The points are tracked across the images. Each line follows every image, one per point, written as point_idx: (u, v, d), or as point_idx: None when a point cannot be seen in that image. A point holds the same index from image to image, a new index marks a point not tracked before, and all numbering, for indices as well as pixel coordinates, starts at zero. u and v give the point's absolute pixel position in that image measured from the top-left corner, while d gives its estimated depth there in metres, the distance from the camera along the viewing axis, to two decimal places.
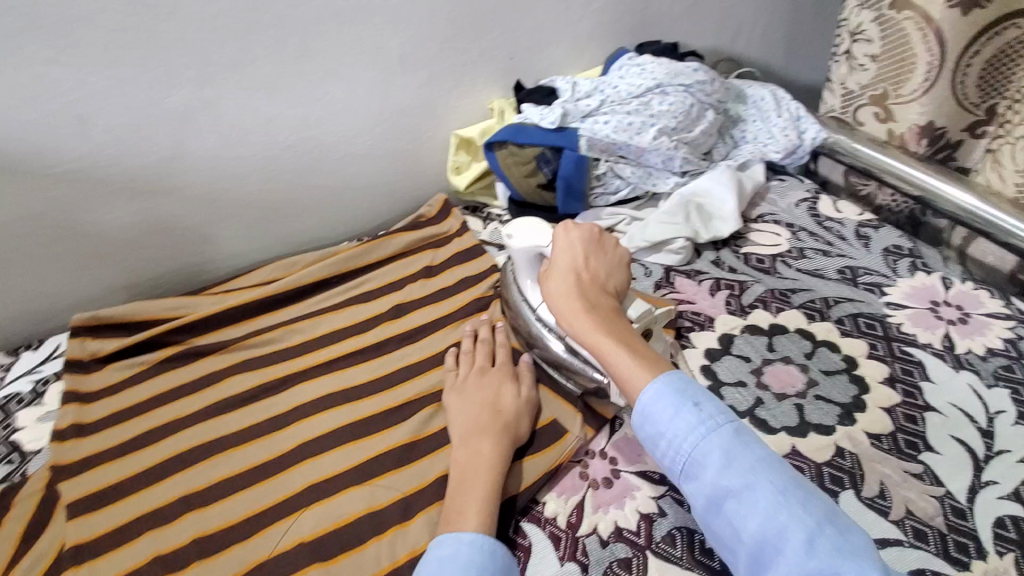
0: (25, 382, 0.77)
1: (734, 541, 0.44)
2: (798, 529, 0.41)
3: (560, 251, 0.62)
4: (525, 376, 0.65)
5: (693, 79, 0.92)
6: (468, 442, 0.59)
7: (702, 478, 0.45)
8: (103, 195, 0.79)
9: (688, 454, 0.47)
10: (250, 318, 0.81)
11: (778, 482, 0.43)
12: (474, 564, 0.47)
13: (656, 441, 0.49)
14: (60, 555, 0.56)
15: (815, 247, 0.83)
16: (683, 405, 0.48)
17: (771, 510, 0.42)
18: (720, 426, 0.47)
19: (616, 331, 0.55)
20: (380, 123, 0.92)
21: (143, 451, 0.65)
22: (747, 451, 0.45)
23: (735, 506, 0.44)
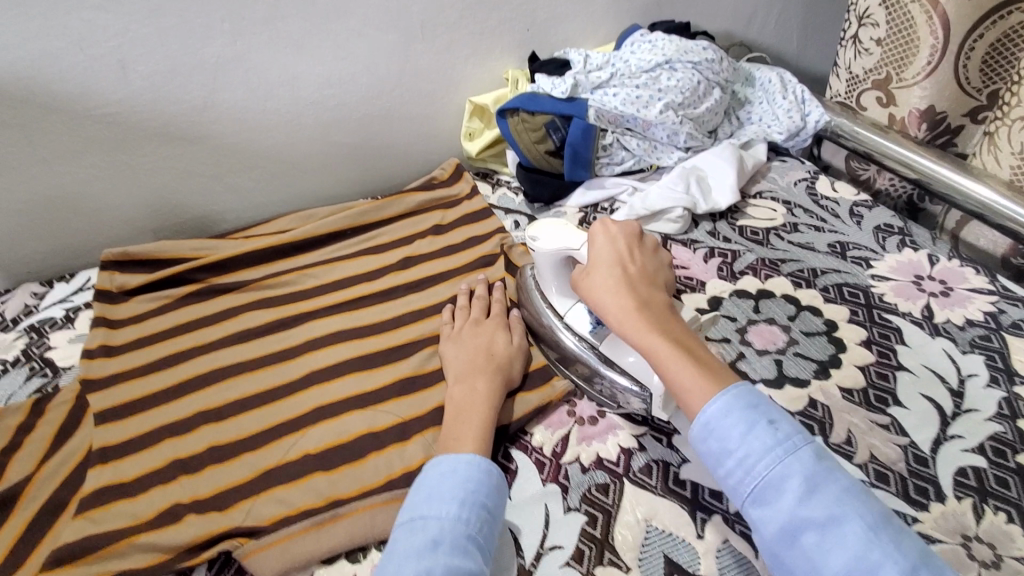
0: (57, 308, 0.82)
1: None
2: (892, 569, 0.38)
3: (600, 247, 0.60)
4: (517, 326, 0.69)
5: (701, 56, 0.95)
6: (464, 380, 0.62)
7: (779, 505, 0.42)
8: (136, 139, 0.84)
9: (763, 477, 0.43)
10: (268, 262, 0.86)
11: (867, 517, 0.40)
12: (472, 479, 0.49)
13: (720, 459, 0.45)
14: (89, 454, 0.61)
15: (809, 222, 0.87)
16: (758, 423, 0.45)
17: (862, 548, 0.39)
18: (799, 447, 0.44)
19: (671, 331, 0.52)
20: (398, 85, 0.96)
21: (165, 372, 0.70)
22: (830, 480, 0.42)
23: (818, 540, 0.40)
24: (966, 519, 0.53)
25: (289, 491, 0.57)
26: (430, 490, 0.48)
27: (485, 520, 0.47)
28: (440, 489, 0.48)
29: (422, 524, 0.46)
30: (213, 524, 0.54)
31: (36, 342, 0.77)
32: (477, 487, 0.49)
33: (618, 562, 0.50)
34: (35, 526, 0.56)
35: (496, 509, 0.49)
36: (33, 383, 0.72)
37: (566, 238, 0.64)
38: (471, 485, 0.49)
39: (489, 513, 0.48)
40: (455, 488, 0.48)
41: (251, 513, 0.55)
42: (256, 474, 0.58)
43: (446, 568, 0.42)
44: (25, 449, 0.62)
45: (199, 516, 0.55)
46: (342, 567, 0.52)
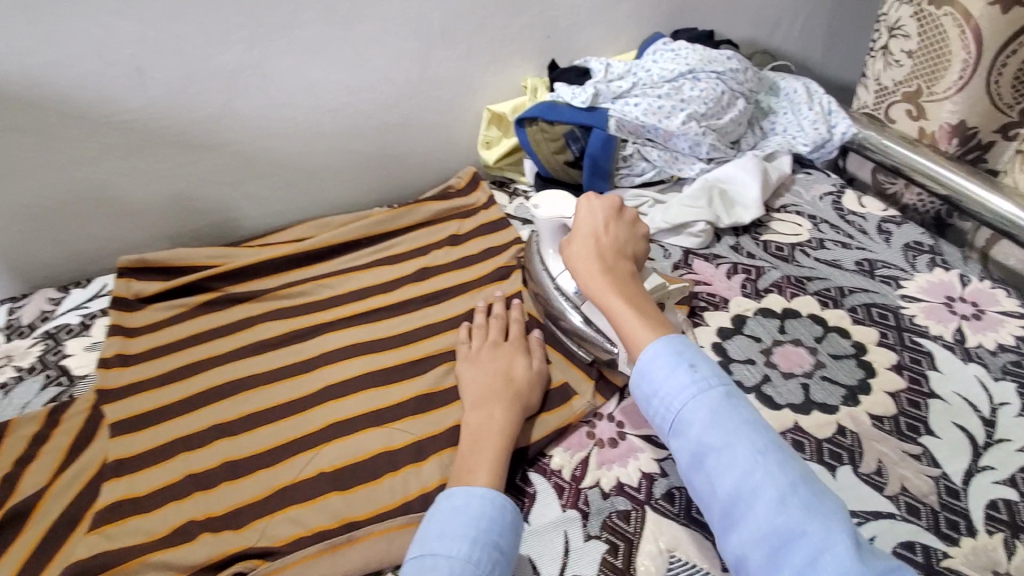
0: (73, 315, 0.82)
1: (710, 497, 0.44)
2: (771, 488, 0.41)
3: (581, 218, 0.62)
4: (537, 350, 0.67)
5: (726, 66, 0.93)
6: (481, 406, 0.60)
7: (688, 435, 0.45)
8: (154, 146, 0.84)
9: (677, 412, 0.47)
10: (284, 271, 0.85)
11: (760, 444, 0.43)
12: (485, 517, 0.48)
13: (649, 399, 0.49)
14: (103, 467, 0.61)
15: (835, 238, 0.84)
16: (679, 365, 0.48)
17: (749, 469, 0.42)
18: (711, 385, 0.46)
19: (631, 296, 0.55)
20: (417, 93, 0.95)
21: (180, 383, 0.69)
22: (734, 412, 0.45)
23: (715, 465, 0.43)
24: (997, 556, 0.50)
25: (303, 511, 0.56)
26: (443, 525, 0.48)
27: (497, 561, 0.46)
28: (452, 526, 0.48)
29: (431, 562, 0.45)
30: (226, 545, 0.53)
31: (52, 349, 0.77)
32: (489, 525, 0.48)
33: None
34: (48, 542, 0.55)
35: (509, 548, 0.48)
36: (49, 391, 0.72)
37: (563, 207, 0.68)
38: (484, 522, 0.48)
39: (501, 552, 0.47)
40: (467, 525, 0.47)
41: (266, 533, 0.54)
42: (271, 491, 0.57)
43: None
44: (40, 460, 0.62)
45: (212, 535, 0.54)
46: None
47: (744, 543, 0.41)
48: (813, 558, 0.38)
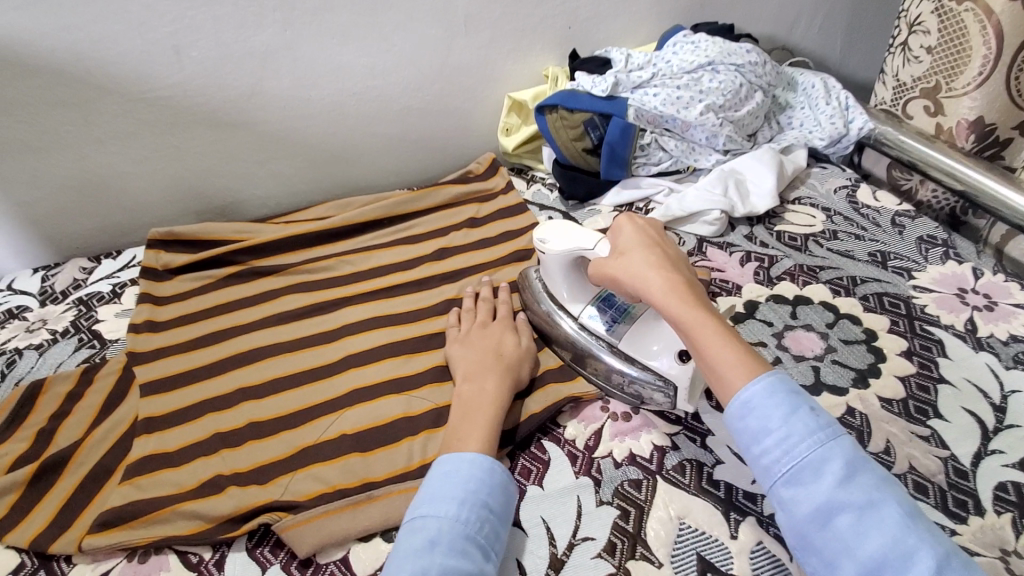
0: (104, 283, 0.85)
1: (841, 559, 0.39)
2: (925, 554, 0.37)
3: (631, 234, 0.58)
4: (524, 329, 0.69)
5: (744, 59, 0.94)
6: (472, 378, 0.61)
7: (818, 486, 0.41)
8: (185, 123, 0.86)
9: (802, 457, 0.42)
10: (306, 248, 0.87)
11: (901, 504, 0.40)
12: (474, 479, 0.49)
13: (757, 437, 0.43)
14: (134, 425, 0.63)
15: (849, 230, 0.86)
16: (802, 408, 0.43)
17: (896, 530, 0.38)
18: (840, 436, 0.42)
19: (708, 306, 0.51)
20: (439, 79, 0.97)
21: (209, 348, 0.72)
22: (867, 469, 0.41)
23: (854, 521, 0.39)
24: (1004, 534, 0.52)
25: (326, 469, 0.58)
26: (434, 489, 0.49)
27: (486, 520, 0.48)
28: (442, 489, 0.49)
29: (422, 524, 0.46)
30: (251, 498, 0.55)
31: (84, 314, 0.80)
32: (478, 487, 0.49)
33: (650, 557, 0.50)
34: (82, 491, 0.57)
35: (500, 508, 0.49)
36: (82, 352, 0.74)
37: (577, 239, 0.64)
38: (472, 484, 0.49)
39: (490, 512, 0.48)
40: (456, 488, 0.48)
41: (289, 489, 0.56)
42: (294, 450, 0.60)
43: (441, 569, 0.42)
44: (74, 416, 0.65)
45: (239, 489, 0.56)
46: (378, 546, 0.53)
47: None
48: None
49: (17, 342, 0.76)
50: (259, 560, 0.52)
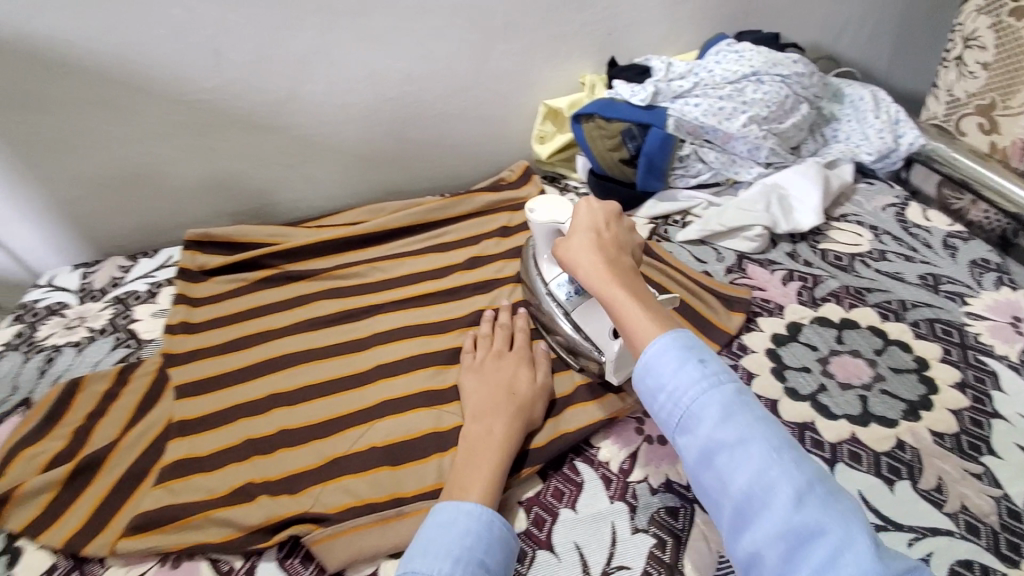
0: (142, 282, 0.86)
1: (718, 498, 0.37)
2: (789, 487, 0.34)
3: (582, 216, 0.56)
4: (542, 362, 0.65)
5: (791, 69, 0.91)
6: (481, 421, 0.58)
7: (696, 432, 0.38)
8: (223, 126, 0.87)
9: (683, 405, 0.39)
10: (339, 253, 0.87)
11: (776, 440, 0.37)
12: (471, 533, 0.46)
13: (652, 394, 0.41)
14: (167, 427, 0.63)
15: (898, 250, 0.82)
16: (685, 355, 0.40)
17: (764, 465, 0.35)
18: (721, 377, 0.39)
19: (633, 285, 0.48)
20: (475, 85, 0.96)
21: (243, 352, 0.72)
22: (746, 406, 0.38)
23: (727, 461, 0.36)
24: None
25: (357, 481, 0.57)
26: (427, 541, 0.46)
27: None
28: (435, 543, 0.45)
29: None
30: (282, 508, 0.55)
31: (121, 313, 0.81)
32: (474, 542, 0.45)
33: None
34: (116, 494, 0.58)
35: (498, 567, 0.45)
36: (118, 351, 0.75)
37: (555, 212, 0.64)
38: (468, 540, 0.46)
39: (487, 571, 0.44)
40: (450, 543, 0.45)
41: (320, 500, 0.56)
42: (324, 461, 0.59)
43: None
44: (110, 416, 0.65)
45: (269, 498, 0.56)
46: None
47: (758, 545, 0.34)
48: (831, 561, 0.31)
49: (56, 338, 0.78)
50: (289, 571, 0.52)
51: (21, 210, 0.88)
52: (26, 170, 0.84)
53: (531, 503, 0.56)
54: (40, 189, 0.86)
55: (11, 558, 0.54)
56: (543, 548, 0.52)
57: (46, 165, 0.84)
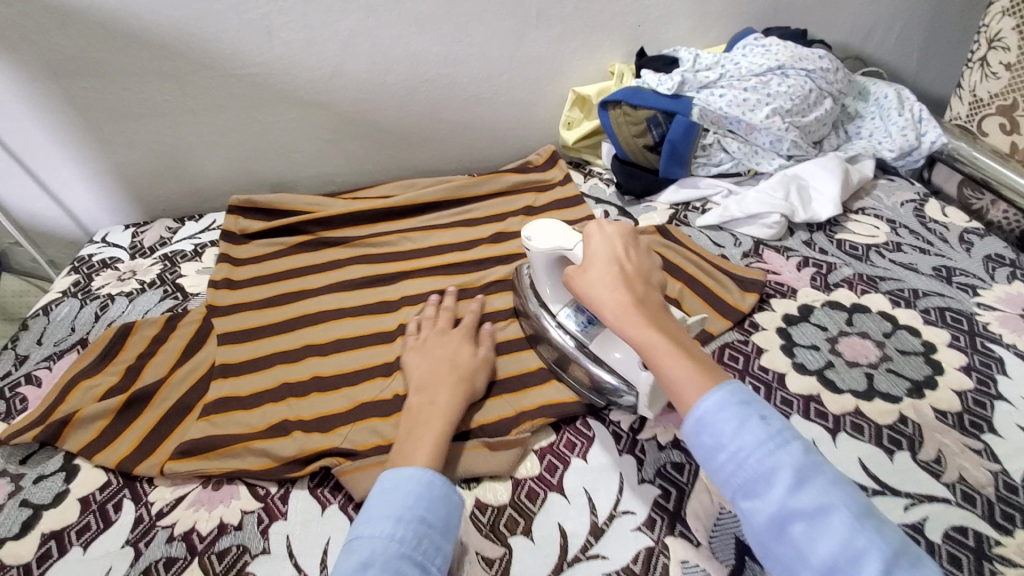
0: (187, 243, 0.92)
1: (796, 568, 0.38)
2: (875, 558, 0.36)
3: (595, 247, 0.57)
4: (485, 340, 0.67)
5: (816, 65, 0.93)
6: (424, 390, 0.60)
7: (770, 498, 0.39)
8: (269, 99, 0.92)
9: (754, 470, 0.40)
10: (372, 223, 0.92)
11: (851, 506, 0.39)
12: (413, 493, 0.48)
13: (712, 452, 0.42)
14: (211, 369, 0.69)
15: (913, 243, 0.84)
16: (751, 416, 0.41)
17: (848, 536, 0.37)
18: (789, 441, 0.41)
19: (666, 325, 0.50)
20: (508, 70, 1.00)
21: (281, 307, 0.77)
22: (818, 470, 0.40)
23: (806, 530, 0.38)
24: None
25: (382, 424, 0.61)
26: (372, 508, 0.48)
27: (426, 535, 0.46)
28: (378, 507, 0.47)
29: (357, 544, 0.45)
30: (314, 443, 0.60)
31: (169, 269, 0.87)
32: (415, 502, 0.47)
33: (689, 535, 0.52)
34: (165, 424, 0.63)
35: (441, 522, 0.47)
36: (166, 303, 0.81)
37: (558, 237, 0.63)
38: (410, 500, 0.48)
39: (429, 527, 0.47)
40: (393, 505, 0.47)
41: (349, 438, 0.60)
42: (353, 406, 0.64)
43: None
44: (159, 356, 0.71)
45: (304, 434, 0.61)
46: None
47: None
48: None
49: (110, 288, 0.83)
50: (320, 499, 0.57)
51: (81, 170, 0.94)
52: (87, 133, 0.90)
53: (543, 452, 0.60)
54: (98, 151, 0.92)
55: (68, 474, 0.59)
56: (554, 491, 0.56)
57: (105, 129, 0.90)
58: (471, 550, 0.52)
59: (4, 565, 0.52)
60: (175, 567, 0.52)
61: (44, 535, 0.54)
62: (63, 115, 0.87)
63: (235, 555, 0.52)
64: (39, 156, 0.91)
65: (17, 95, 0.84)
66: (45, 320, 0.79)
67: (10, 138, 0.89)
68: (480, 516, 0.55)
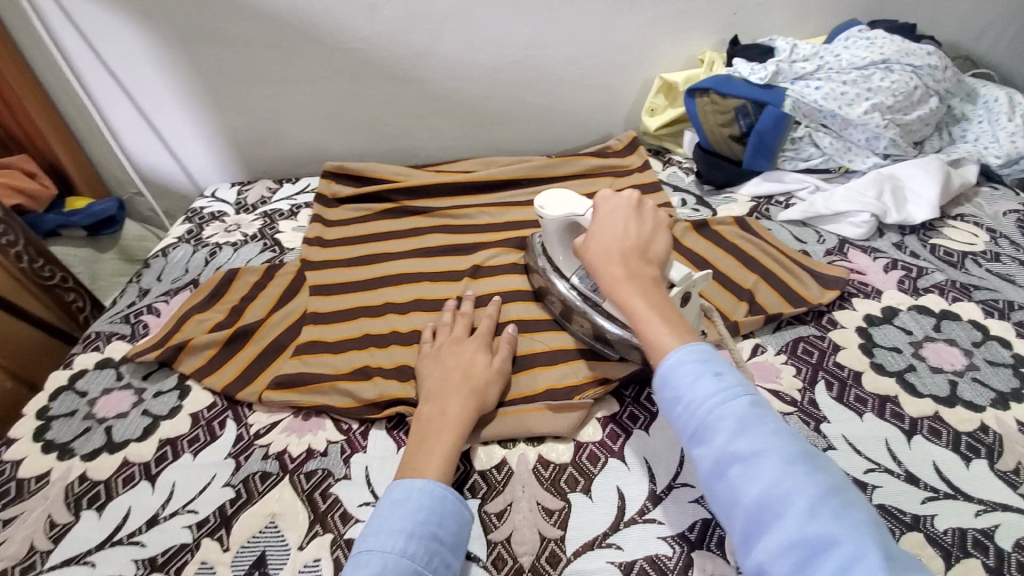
0: (285, 202, 0.99)
1: (732, 509, 0.41)
2: (801, 498, 0.38)
3: (601, 216, 0.59)
4: (502, 348, 0.65)
5: (924, 61, 0.88)
6: (434, 399, 0.58)
7: (711, 443, 0.43)
8: (367, 74, 0.98)
9: (702, 419, 0.44)
10: (452, 195, 0.96)
11: (789, 452, 0.41)
12: (424, 508, 0.48)
13: (670, 404, 0.46)
14: (304, 315, 0.75)
15: (1014, 254, 0.79)
16: (703, 371, 0.45)
17: (777, 478, 0.39)
18: (738, 395, 0.44)
19: (650, 289, 0.53)
20: (595, 55, 1.01)
21: (368, 267, 0.83)
22: (761, 420, 0.43)
23: (740, 473, 0.41)
24: None
25: None
26: (382, 520, 0.47)
27: (436, 551, 0.46)
28: (390, 520, 0.47)
29: (367, 559, 0.44)
30: (393, 390, 0.64)
31: (268, 225, 0.94)
32: (427, 517, 0.47)
33: None
34: (262, 359, 0.69)
35: (451, 538, 0.48)
36: (265, 255, 0.88)
37: (571, 205, 0.64)
38: (421, 515, 0.47)
39: (440, 543, 0.47)
40: (405, 519, 0.47)
41: None
42: None
43: None
44: (259, 300, 0.78)
45: (384, 381, 0.65)
46: (493, 451, 0.59)
47: (769, 554, 0.38)
48: (844, 568, 0.35)
49: (218, 238, 0.92)
50: (396, 439, 0.61)
51: (198, 131, 1.04)
52: (206, 97, 0.99)
53: (606, 421, 0.62)
54: (212, 113, 1.01)
55: (181, 392, 0.67)
56: (614, 457, 0.58)
57: (221, 93, 0.99)
58: (532, 500, 0.55)
59: (128, 462, 0.60)
60: (269, 480, 0.58)
61: (161, 440, 0.62)
62: (187, 79, 0.97)
63: (321, 477, 0.58)
64: (162, 116, 1.01)
65: (152, 59, 0.94)
66: (163, 261, 0.88)
67: (141, 97, 0.99)
68: (542, 471, 0.57)
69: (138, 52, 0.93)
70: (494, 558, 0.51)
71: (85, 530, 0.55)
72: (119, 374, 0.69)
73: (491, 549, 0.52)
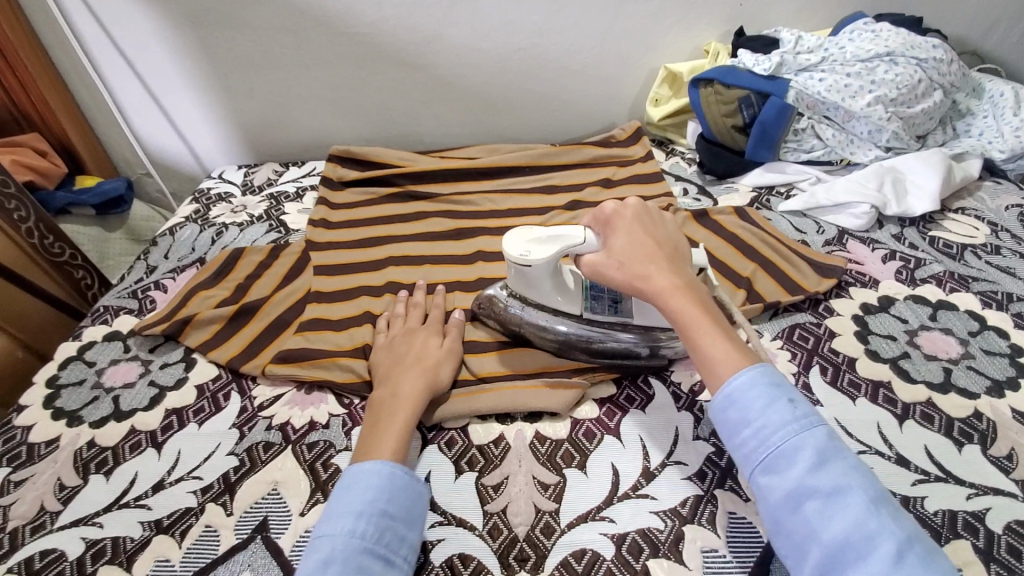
0: (291, 185, 1.01)
1: (805, 544, 0.40)
2: (888, 540, 0.37)
3: (623, 223, 0.58)
4: (452, 331, 0.67)
5: (928, 54, 0.89)
6: (388, 380, 0.59)
7: (786, 473, 0.42)
8: (375, 59, 0.99)
9: (777, 447, 0.43)
10: (456, 180, 0.97)
11: (871, 492, 0.40)
12: (373, 487, 0.48)
13: (736, 427, 0.45)
14: (307, 294, 0.76)
15: (1015, 248, 0.79)
16: (777, 398, 0.44)
17: (861, 518, 0.39)
18: (815, 426, 0.43)
19: (700, 301, 0.52)
20: (601, 44, 1.02)
21: (372, 249, 0.84)
22: (840, 455, 0.42)
23: (819, 508, 0.40)
24: None
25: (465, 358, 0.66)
26: (334, 504, 0.47)
27: (388, 527, 0.47)
28: (342, 503, 0.47)
29: (319, 543, 0.45)
30: None
31: (274, 206, 0.96)
32: (376, 496, 0.47)
33: (739, 491, 0.54)
34: (266, 336, 0.70)
35: (404, 513, 0.48)
36: (270, 235, 0.90)
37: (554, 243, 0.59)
38: (370, 494, 0.48)
39: (392, 519, 0.47)
40: (354, 500, 0.47)
41: None
42: None
43: None
44: (264, 278, 0.79)
45: None
46: (491, 427, 0.61)
47: None
48: None
49: (224, 218, 0.93)
50: None
51: (205, 113, 1.05)
52: (215, 79, 1.00)
53: (602, 400, 0.63)
54: (220, 96, 1.02)
55: (187, 365, 0.68)
56: (610, 434, 0.59)
57: (229, 76, 1.00)
58: (528, 474, 0.56)
59: (136, 430, 0.62)
60: (272, 450, 0.59)
61: (167, 411, 0.63)
62: (196, 61, 0.98)
63: (323, 448, 0.59)
64: (171, 98, 1.03)
65: (162, 41, 0.95)
66: (170, 239, 0.89)
67: (150, 78, 1.00)
68: (538, 446, 0.59)
69: (148, 33, 0.94)
70: (490, 527, 0.53)
71: (92, 493, 0.57)
72: (126, 346, 0.71)
73: (487, 519, 0.53)
